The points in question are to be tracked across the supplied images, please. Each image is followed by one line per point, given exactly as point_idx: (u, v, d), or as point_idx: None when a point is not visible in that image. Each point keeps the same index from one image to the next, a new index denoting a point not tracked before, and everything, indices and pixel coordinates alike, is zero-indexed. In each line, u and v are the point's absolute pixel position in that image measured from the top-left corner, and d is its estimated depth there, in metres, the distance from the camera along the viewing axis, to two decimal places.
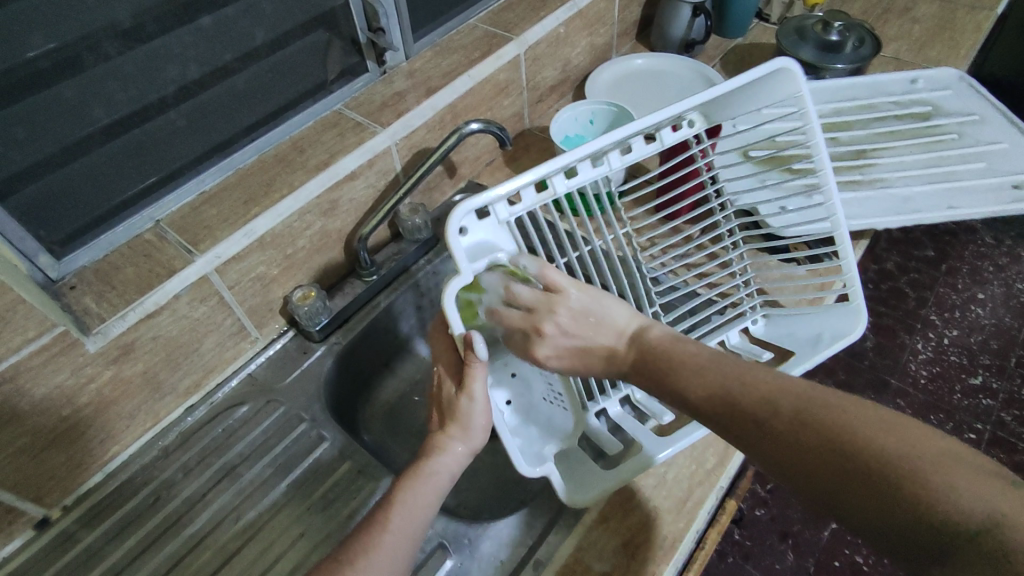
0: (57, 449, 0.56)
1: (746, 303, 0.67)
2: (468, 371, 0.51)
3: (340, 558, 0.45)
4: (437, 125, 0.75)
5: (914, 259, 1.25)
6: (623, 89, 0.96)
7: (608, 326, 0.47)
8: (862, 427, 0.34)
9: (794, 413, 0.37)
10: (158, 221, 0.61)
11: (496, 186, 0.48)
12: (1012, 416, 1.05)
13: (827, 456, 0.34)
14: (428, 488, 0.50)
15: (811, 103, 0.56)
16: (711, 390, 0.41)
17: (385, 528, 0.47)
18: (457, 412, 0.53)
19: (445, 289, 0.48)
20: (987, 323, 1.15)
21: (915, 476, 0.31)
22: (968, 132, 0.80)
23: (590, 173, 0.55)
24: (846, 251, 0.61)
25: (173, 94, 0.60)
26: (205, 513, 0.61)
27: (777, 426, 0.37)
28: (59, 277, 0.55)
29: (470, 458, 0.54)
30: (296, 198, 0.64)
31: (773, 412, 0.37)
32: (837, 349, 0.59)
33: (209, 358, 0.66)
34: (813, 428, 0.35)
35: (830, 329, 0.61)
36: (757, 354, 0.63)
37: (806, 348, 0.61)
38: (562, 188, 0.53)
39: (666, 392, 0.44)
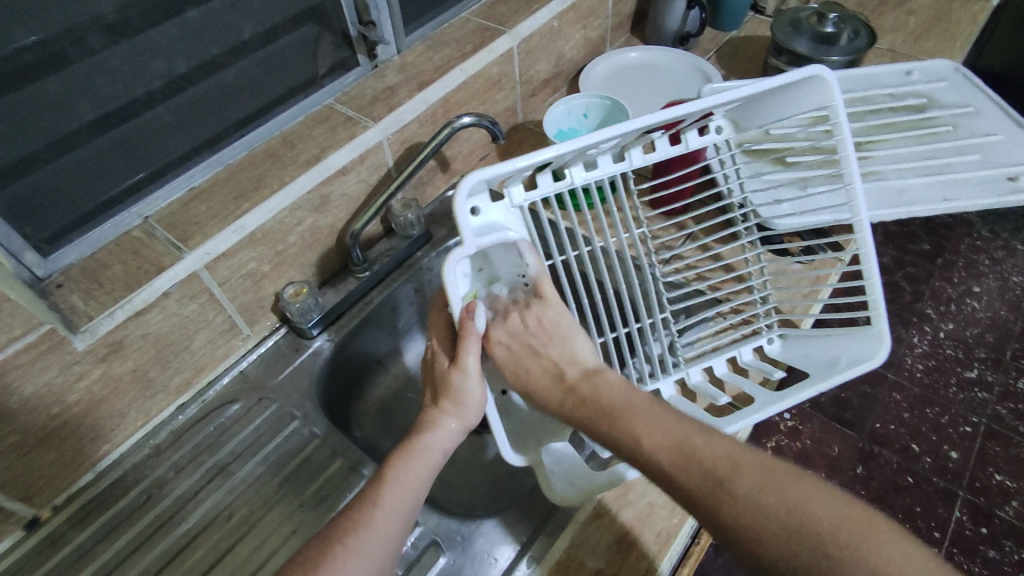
0: (47, 448, 0.56)
1: (764, 322, 0.66)
2: (461, 342, 0.52)
3: (331, 535, 0.45)
4: (429, 119, 0.75)
5: (910, 252, 1.18)
6: (617, 83, 0.96)
7: (565, 346, 0.54)
8: (812, 496, 0.39)
9: (752, 473, 0.41)
10: (147, 218, 0.60)
11: (518, 158, 0.47)
12: (1007, 409, 0.98)
13: (788, 523, 0.39)
14: (420, 464, 0.50)
15: (842, 112, 0.54)
16: (672, 441, 0.45)
17: (377, 504, 0.47)
18: (450, 388, 0.53)
19: (445, 260, 0.48)
20: (982, 316, 1.09)
21: (864, 554, 0.37)
22: (963, 124, 0.79)
23: (608, 167, 0.56)
24: (870, 273, 0.59)
25: (161, 90, 0.60)
26: (196, 512, 0.60)
27: (741, 485, 0.41)
28: (46, 275, 0.54)
29: (463, 435, 0.54)
30: (287, 194, 0.63)
31: (735, 471, 0.42)
32: (854, 375, 0.56)
33: (200, 356, 0.66)
34: (771, 490, 0.40)
35: (848, 354, 0.59)
36: (768, 372, 0.63)
37: (822, 371, 0.59)
38: (579, 180, 0.55)
39: (624, 439, 0.47)
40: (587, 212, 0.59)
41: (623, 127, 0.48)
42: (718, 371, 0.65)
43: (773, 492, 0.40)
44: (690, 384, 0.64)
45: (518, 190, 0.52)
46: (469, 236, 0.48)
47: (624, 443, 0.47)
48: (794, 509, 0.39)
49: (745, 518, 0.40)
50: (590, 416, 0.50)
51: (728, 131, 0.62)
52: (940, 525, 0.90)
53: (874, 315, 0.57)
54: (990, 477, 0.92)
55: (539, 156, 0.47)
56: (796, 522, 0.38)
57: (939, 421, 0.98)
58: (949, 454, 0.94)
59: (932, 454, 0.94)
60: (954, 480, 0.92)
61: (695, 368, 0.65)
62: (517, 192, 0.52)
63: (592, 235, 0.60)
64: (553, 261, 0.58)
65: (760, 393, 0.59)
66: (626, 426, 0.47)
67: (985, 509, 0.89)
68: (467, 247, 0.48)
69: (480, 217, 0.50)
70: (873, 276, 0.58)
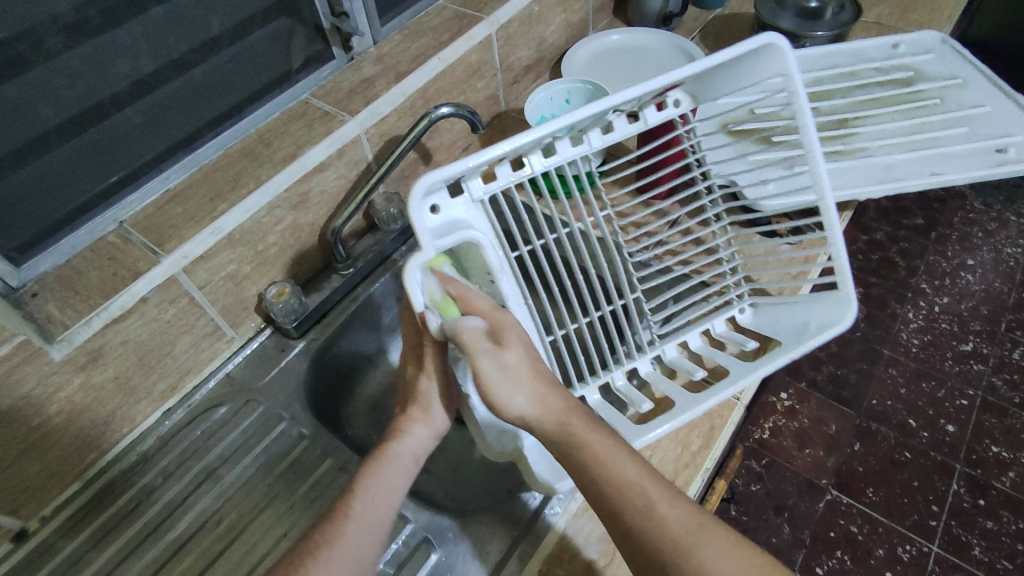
0: (30, 460, 0.55)
1: (735, 293, 0.65)
2: (425, 350, 0.50)
3: (303, 550, 0.46)
4: (408, 110, 0.73)
5: (903, 227, 1.24)
6: (600, 66, 0.94)
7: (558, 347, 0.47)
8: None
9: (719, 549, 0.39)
10: (122, 222, 0.59)
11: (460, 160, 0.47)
12: (1003, 380, 1.04)
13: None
14: (392, 474, 0.50)
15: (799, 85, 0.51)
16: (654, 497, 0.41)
17: (349, 515, 0.47)
18: (418, 394, 0.52)
19: (407, 264, 0.46)
20: (976, 289, 1.14)
21: None
22: (949, 96, 0.78)
23: (567, 153, 0.56)
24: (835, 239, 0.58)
25: (128, 90, 0.58)
26: (186, 518, 0.60)
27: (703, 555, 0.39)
28: (19, 285, 0.53)
29: (435, 440, 0.54)
30: (264, 193, 0.62)
31: (706, 539, 0.39)
32: (823, 340, 0.57)
33: (185, 360, 0.65)
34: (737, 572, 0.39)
35: (817, 319, 0.59)
36: (742, 343, 0.63)
37: (794, 337, 0.60)
38: (539, 167, 0.55)
39: (607, 484, 0.41)
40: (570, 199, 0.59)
41: (571, 116, 0.47)
42: (694, 346, 0.64)
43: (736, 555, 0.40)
44: (665, 360, 0.64)
45: (478, 183, 0.52)
46: (427, 238, 0.47)
47: (594, 481, 0.42)
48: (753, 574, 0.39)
49: None
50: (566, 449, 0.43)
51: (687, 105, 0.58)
52: (938, 499, 0.96)
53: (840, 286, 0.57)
54: (986, 448, 0.99)
55: (490, 151, 0.47)
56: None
57: (935, 396, 1.05)
58: (945, 427, 1.01)
59: (930, 428, 1.02)
60: (951, 453, 0.99)
61: (670, 343, 0.64)
62: (476, 185, 0.52)
63: (570, 217, 0.60)
64: (520, 251, 0.57)
65: (733, 363, 0.59)
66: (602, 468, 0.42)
67: (982, 481, 0.97)
68: (426, 252, 0.47)
69: (440, 216, 0.50)
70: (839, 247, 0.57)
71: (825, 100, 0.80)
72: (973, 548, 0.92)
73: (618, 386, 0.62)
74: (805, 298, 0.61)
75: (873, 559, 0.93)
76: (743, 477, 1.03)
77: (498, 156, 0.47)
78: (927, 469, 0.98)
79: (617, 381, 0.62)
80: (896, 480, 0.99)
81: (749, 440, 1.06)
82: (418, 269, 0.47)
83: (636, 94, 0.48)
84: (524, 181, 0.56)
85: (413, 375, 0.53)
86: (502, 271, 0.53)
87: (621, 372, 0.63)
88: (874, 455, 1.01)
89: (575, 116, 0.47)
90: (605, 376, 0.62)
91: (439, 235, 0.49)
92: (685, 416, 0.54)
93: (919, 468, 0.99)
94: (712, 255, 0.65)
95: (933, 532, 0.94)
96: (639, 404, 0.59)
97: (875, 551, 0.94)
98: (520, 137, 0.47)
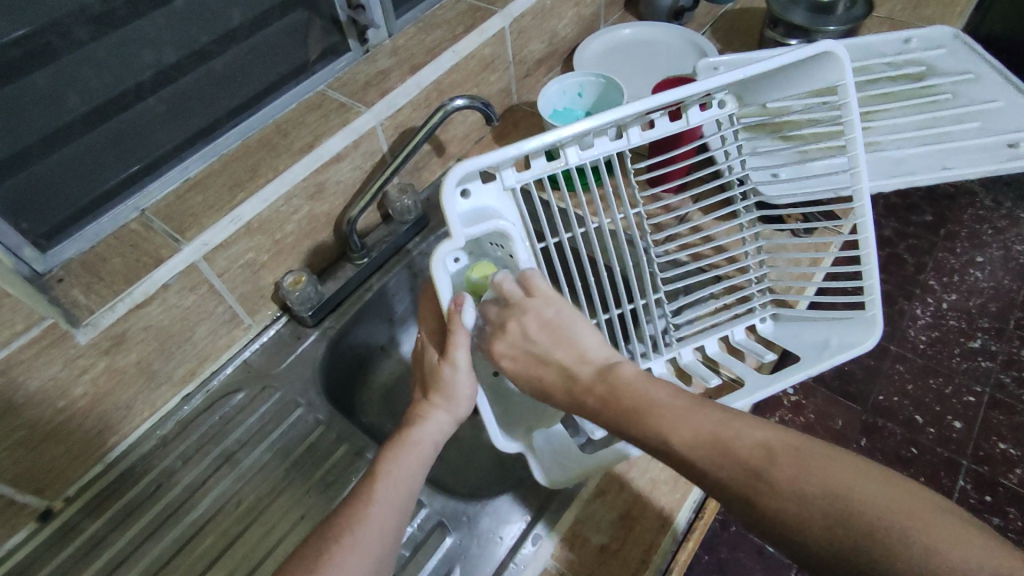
0: (55, 442, 0.56)
1: (757, 302, 0.66)
2: (450, 338, 0.52)
3: (327, 535, 0.46)
4: (423, 102, 0.74)
5: (912, 224, 1.22)
6: (612, 61, 0.95)
7: (572, 346, 0.48)
8: (854, 485, 0.33)
9: (793, 458, 0.35)
10: (144, 211, 0.59)
11: (509, 145, 0.48)
12: (1011, 377, 1.04)
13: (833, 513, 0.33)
14: (412, 460, 0.51)
15: (852, 92, 0.54)
16: (702, 438, 0.38)
17: (371, 500, 0.48)
18: (440, 381, 0.53)
19: (433, 254, 0.50)
20: (986, 286, 1.14)
21: (923, 546, 0.31)
22: (962, 91, 0.78)
23: (605, 147, 0.57)
24: (869, 257, 0.60)
25: (151, 80, 0.60)
26: (205, 501, 0.61)
27: (780, 473, 0.35)
28: (47, 270, 0.54)
29: (454, 425, 0.55)
30: (282, 182, 0.63)
31: (775, 457, 0.36)
32: (843, 359, 0.59)
33: (203, 346, 0.66)
34: (814, 480, 0.34)
35: (838, 337, 0.61)
36: (760, 354, 0.64)
37: (813, 354, 0.61)
38: (575, 159, 0.56)
39: (649, 439, 0.41)
40: (593, 190, 0.61)
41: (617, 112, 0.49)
42: (710, 352, 0.66)
43: (816, 478, 0.34)
44: (681, 363, 0.65)
45: (511, 172, 0.53)
46: (456, 226, 0.49)
47: (647, 427, 0.41)
48: (841, 499, 0.33)
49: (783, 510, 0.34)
50: (619, 407, 0.43)
51: (732, 106, 0.62)
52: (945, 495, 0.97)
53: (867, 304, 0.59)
54: (994, 446, 0.99)
55: (532, 141, 0.49)
56: (843, 510, 0.33)
57: (943, 392, 1.04)
58: (953, 424, 1.01)
59: (936, 424, 1.02)
60: (958, 450, 0.99)
61: (687, 347, 0.66)
62: (510, 174, 0.53)
63: (598, 214, 0.62)
64: (546, 244, 0.59)
65: (750, 375, 0.61)
66: (655, 419, 0.41)
67: (989, 478, 0.97)
68: (454, 241, 0.49)
69: (469, 201, 0.52)
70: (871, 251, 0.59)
71: None
72: None
73: None
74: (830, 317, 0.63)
75: None
76: None
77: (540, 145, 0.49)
78: (934, 465, 0.98)
79: None
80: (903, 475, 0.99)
81: None
82: (443, 262, 0.51)
83: (683, 94, 0.50)
84: (557, 172, 0.57)
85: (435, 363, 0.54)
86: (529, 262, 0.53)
87: None
88: (881, 450, 1.01)
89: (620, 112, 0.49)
90: None
91: (468, 225, 0.51)
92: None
93: (926, 463, 0.99)
94: (729, 255, 0.67)
95: None
96: None
97: None
98: (564, 129, 0.48)
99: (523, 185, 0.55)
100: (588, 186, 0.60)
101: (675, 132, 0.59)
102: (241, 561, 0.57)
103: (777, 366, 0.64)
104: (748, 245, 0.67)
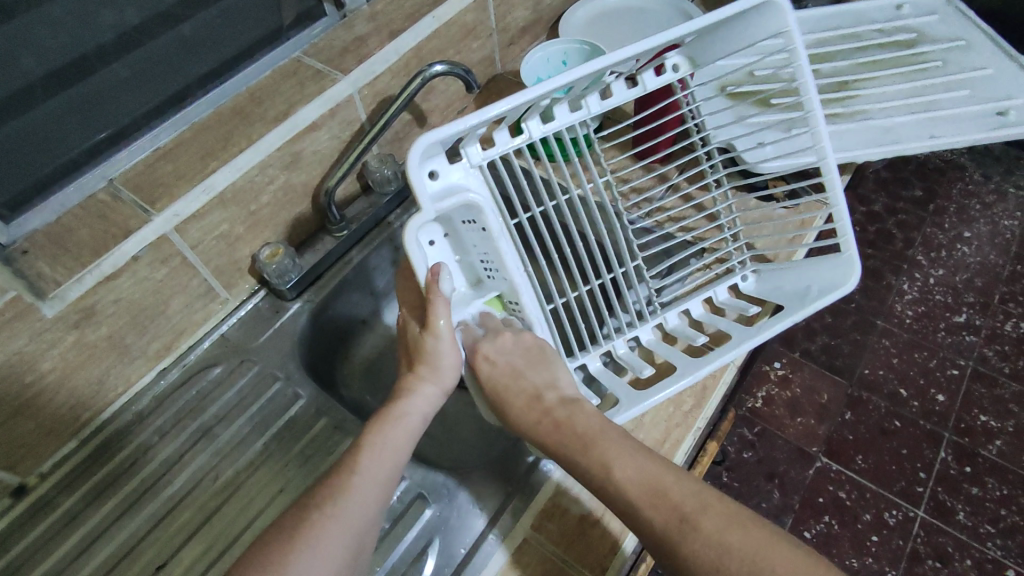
0: (25, 417, 0.55)
1: (738, 259, 0.67)
2: (430, 307, 0.53)
3: (309, 502, 0.46)
4: (402, 70, 0.72)
5: (902, 199, 1.22)
6: (598, 30, 0.93)
7: (547, 372, 0.55)
8: (760, 544, 0.41)
9: (717, 510, 0.42)
10: (112, 180, 0.57)
11: (466, 117, 0.47)
12: (993, 351, 1.04)
13: (746, 574, 0.40)
14: (399, 431, 0.51)
15: (799, 39, 0.53)
16: (642, 482, 0.45)
17: (355, 470, 0.48)
18: (425, 352, 0.55)
19: (406, 228, 0.49)
20: (972, 261, 1.13)
21: None
22: (952, 59, 0.77)
23: (566, 118, 0.57)
24: (841, 214, 0.59)
25: (114, 43, 0.57)
26: (181, 476, 0.61)
27: (706, 522, 0.42)
28: (10, 242, 0.52)
29: (442, 398, 0.56)
30: (255, 151, 0.61)
31: (704, 508, 0.43)
32: (826, 303, 0.59)
33: (178, 320, 0.65)
34: (736, 531, 0.41)
35: (819, 283, 0.61)
36: (744, 308, 0.64)
37: (795, 302, 0.61)
38: (537, 133, 0.56)
39: (595, 470, 0.47)
40: (574, 160, 0.60)
41: (566, 77, 0.48)
42: (695, 314, 0.66)
43: (734, 535, 0.41)
44: (668, 328, 0.65)
45: (476, 149, 0.52)
46: (426, 202, 0.48)
47: (592, 461, 0.47)
48: (757, 551, 0.40)
49: (706, 555, 0.41)
50: (571, 437, 0.50)
51: (686, 70, 0.60)
52: (926, 467, 0.96)
53: (842, 243, 0.59)
54: (974, 418, 0.99)
55: (488, 112, 0.48)
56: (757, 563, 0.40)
57: (927, 365, 1.04)
58: (936, 397, 1.01)
59: (920, 398, 1.01)
60: (940, 422, 0.99)
61: (672, 312, 0.65)
62: (475, 151, 0.52)
63: (568, 183, 0.61)
64: (520, 218, 0.58)
65: (736, 330, 0.61)
66: (599, 455, 0.47)
67: (969, 450, 0.97)
68: (424, 214, 0.48)
69: (440, 181, 0.50)
70: (840, 203, 0.59)
71: (826, 62, 0.79)
72: (958, 513, 0.93)
73: (619, 354, 0.64)
74: (804, 262, 0.62)
75: (860, 523, 0.94)
76: (734, 443, 1.03)
77: (497, 115, 0.48)
78: (916, 437, 0.98)
79: (619, 350, 0.64)
80: (885, 449, 0.98)
81: (742, 409, 1.05)
82: (416, 233, 0.49)
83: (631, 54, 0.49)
84: (522, 148, 0.57)
85: (418, 334, 0.55)
86: (500, 235, 0.52)
87: (624, 341, 0.64)
88: (864, 423, 1.00)
89: (575, 75, 0.48)
90: (607, 343, 0.63)
91: (439, 200, 0.50)
92: (690, 379, 0.56)
93: (908, 436, 0.99)
94: (708, 212, 0.66)
95: (920, 498, 0.94)
96: (641, 369, 0.61)
97: (862, 515, 0.94)
98: (519, 96, 0.48)
99: (489, 162, 0.54)
100: (559, 158, 0.59)
101: (632, 98, 0.57)
102: (218, 535, 0.57)
103: (761, 320, 0.64)
104: (724, 202, 0.67)
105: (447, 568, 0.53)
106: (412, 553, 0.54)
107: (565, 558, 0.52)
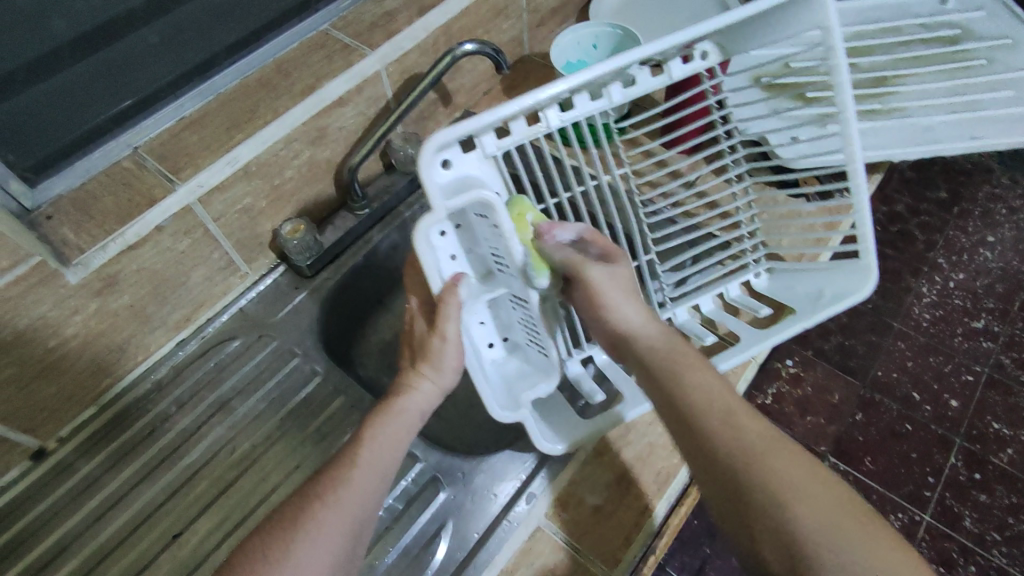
0: (47, 381, 0.55)
1: (751, 257, 0.66)
2: (440, 311, 0.50)
3: (309, 493, 0.46)
4: (431, 47, 0.71)
5: (925, 201, 1.12)
6: (629, 14, 0.91)
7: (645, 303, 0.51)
8: (800, 482, 0.38)
9: (770, 441, 0.41)
10: (136, 148, 0.56)
11: (481, 112, 0.46)
12: (1011, 358, 0.96)
13: (769, 495, 0.38)
14: (397, 426, 0.51)
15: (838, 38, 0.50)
16: (714, 393, 0.44)
17: (355, 463, 0.47)
18: (429, 352, 0.53)
19: (417, 227, 0.47)
20: (994, 267, 1.04)
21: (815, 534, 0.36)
22: (998, 57, 0.74)
23: (585, 106, 0.54)
24: (860, 205, 0.57)
25: (143, 7, 0.57)
26: (199, 446, 0.61)
27: (765, 445, 0.40)
28: (34, 207, 0.51)
29: (440, 395, 0.55)
30: (281, 124, 0.60)
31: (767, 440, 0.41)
32: (838, 309, 0.57)
33: (198, 292, 0.65)
34: (780, 455, 0.40)
35: (833, 287, 0.59)
36: (756, 310, 0.64)
37: (805, 305, 0.60)
38: (556, 122, 0.53)
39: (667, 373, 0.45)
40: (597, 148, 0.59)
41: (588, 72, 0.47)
42: (705, 310, 0.65)
43: (765, 452, 0.40)
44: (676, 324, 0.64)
45: (492, 139, 0.50)
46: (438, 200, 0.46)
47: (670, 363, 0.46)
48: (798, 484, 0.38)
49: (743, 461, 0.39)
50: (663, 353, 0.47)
51: (714, 58, 0.57)
52: (935, 471, 0.87)
53: (860, 248, 0.57)
54: (987, 425, 0.91)
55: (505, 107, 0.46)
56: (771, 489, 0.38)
57: (942, 370, 0.95)
58: (949, 402, 0.92)
59: (933, 402, 0.92)
60: (952, 428, 0.90)
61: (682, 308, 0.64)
62: (491, 141, 0.50)
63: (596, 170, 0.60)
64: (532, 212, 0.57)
65: (743, 329, 0.60)
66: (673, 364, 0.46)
67: (979, 456, 0.88)
68: None
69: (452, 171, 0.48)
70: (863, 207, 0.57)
71: (865, 56, 0.77)
72: (964, 519, 0.85)
73: None
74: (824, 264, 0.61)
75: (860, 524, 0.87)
76: None
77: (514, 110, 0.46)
78: (927, 441, 0.89)
79: None
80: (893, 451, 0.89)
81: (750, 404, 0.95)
82: (428, 234, 0.48)
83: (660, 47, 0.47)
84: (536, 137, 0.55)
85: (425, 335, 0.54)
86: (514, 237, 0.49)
87: None
88: (875, 425, 0.91)
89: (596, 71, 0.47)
90: None
91: (449, 195, 0.47)
92: None
93: (919, 440, 0.90)
94: (723, 210, 0.65)
95: (926, 501, 0.86)
96: None
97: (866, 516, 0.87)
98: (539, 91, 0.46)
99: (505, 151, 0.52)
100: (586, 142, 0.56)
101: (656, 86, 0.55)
102: (234, 507, 0.58)
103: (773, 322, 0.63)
104: (742, 203, 0.65)
105: (460, 551, 0.53)
106: (425, 536, 0.54)
107: (578, 545, 0.52)
